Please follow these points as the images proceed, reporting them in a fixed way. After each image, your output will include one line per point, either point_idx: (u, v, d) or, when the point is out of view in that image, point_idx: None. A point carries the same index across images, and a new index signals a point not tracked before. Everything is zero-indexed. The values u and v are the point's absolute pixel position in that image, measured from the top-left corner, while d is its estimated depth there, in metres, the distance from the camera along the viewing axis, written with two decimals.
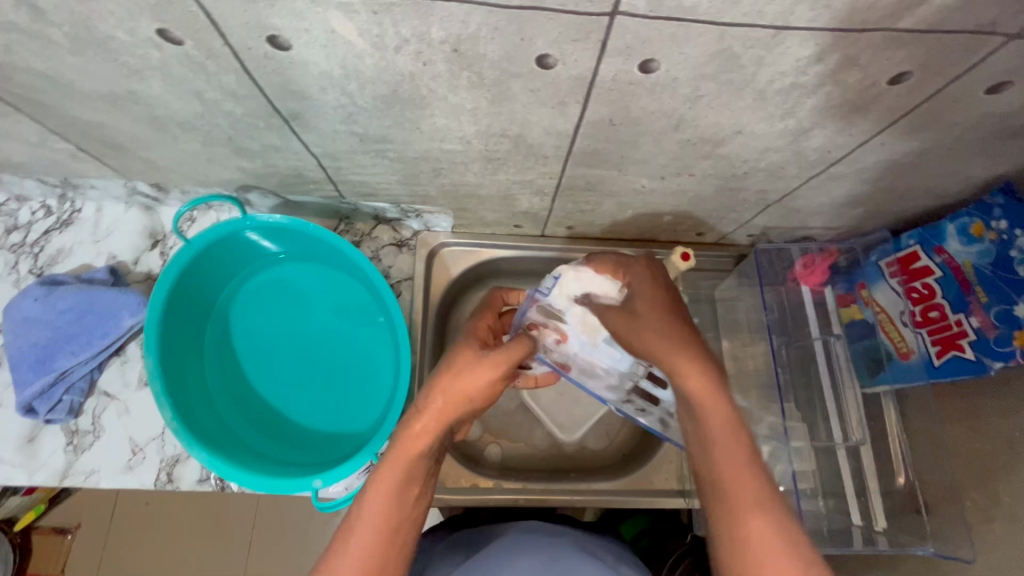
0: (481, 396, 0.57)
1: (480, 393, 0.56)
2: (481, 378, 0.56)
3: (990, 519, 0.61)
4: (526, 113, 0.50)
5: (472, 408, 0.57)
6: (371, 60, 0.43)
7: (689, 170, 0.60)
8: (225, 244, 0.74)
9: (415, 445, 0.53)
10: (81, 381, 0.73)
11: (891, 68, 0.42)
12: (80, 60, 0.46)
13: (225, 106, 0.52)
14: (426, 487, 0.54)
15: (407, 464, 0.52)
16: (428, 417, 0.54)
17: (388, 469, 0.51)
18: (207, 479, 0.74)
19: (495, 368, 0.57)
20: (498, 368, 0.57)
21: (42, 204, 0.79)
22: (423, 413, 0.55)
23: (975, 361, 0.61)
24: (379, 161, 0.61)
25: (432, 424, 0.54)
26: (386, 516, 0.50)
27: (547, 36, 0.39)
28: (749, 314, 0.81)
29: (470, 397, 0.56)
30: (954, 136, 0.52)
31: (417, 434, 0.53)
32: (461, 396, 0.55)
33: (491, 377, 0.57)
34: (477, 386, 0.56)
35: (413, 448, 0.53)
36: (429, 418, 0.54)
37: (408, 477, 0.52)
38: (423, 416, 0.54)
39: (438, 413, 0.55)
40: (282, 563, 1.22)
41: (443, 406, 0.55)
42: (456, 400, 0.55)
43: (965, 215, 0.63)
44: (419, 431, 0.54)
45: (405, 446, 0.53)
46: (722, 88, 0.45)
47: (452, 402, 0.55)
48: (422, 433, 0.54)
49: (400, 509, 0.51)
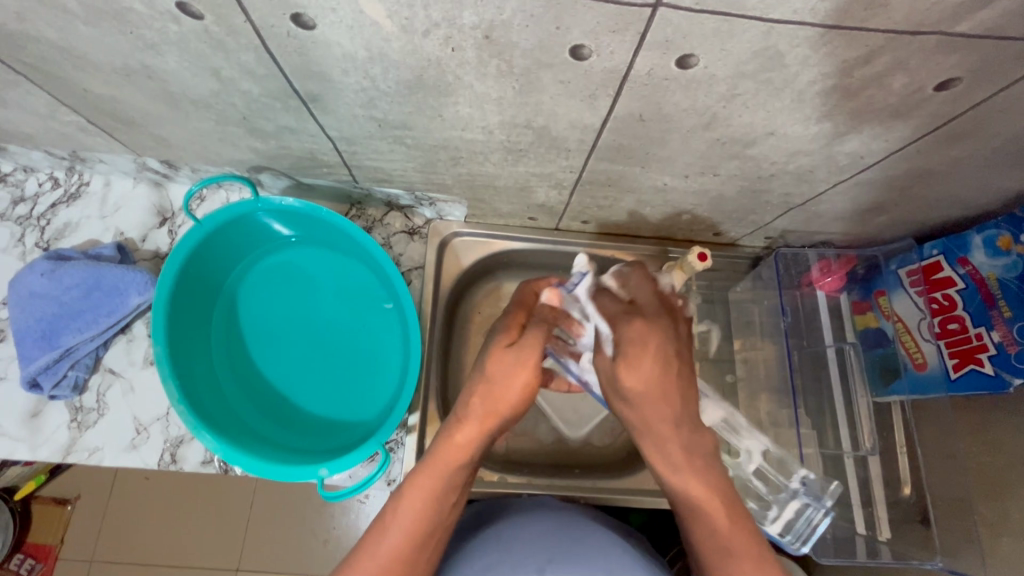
0: (521, 401, 0.56)
1: (520, 396, 0.55)
2: (519, 378, 0.55)
3: (999, 533, 0.60)
4: (553, 104, 0.48)
5: (512, 414, 0.56)
6: (398, 43, 0.41)
7: (714, 170, 0.59)
8: (236, 225, 0.72)
9: (451, 456, 0.54)
10: (87, 358, 0.73)
11: (940, 73, 0.41)
12: (94, 31, 0.45)
13: (242, 85, 0.50)
14: (460, 495, 0.55)
15: (444, 476, 0.53)
16: (468, 427, 0.54)
17: (426, 475, 0.53)
18: (211, 461, 0.73)
19: (531, 365, 0.55)
20: (529, 367, 0.55)
21: (49, 175, 0.78)
22: (463, 424, 0.54)
23: (993, 376, 0.60)
24: (397, 148, 0.60)
25: (472, 437, 0.54)
26: (417, 530, 0.51)
27: (584, 26, 0.38)
28: (762, 317, 0.80)
29: (512, 403, 0.55)
30: (993, 146, 0.50)
31: (456, 446, 0.54)
32: (500, 404, 0.55)
33: (525, 377, 0.55)
34: (515, 390, 0.55)
35: (450, 457, 0.54)
36: (470, 429, 0.54)
37: (443, 488, 0.53)
38: (462, 425, 0.54)
39: (478, 424, 0.54)
40: (282, 543, 1.22)
41: (483, 415, 0.54)
42: (499, 408, 0.55)
43: (993, 227, 0.62)
44: (459, 442, 0.54)
45: (444, 457, 0.53)
46: (760, 88, 0.43)
47: (491, 411, 0.54)
48: (461, 445, 0.54)
49: (432, 519, 0.52)
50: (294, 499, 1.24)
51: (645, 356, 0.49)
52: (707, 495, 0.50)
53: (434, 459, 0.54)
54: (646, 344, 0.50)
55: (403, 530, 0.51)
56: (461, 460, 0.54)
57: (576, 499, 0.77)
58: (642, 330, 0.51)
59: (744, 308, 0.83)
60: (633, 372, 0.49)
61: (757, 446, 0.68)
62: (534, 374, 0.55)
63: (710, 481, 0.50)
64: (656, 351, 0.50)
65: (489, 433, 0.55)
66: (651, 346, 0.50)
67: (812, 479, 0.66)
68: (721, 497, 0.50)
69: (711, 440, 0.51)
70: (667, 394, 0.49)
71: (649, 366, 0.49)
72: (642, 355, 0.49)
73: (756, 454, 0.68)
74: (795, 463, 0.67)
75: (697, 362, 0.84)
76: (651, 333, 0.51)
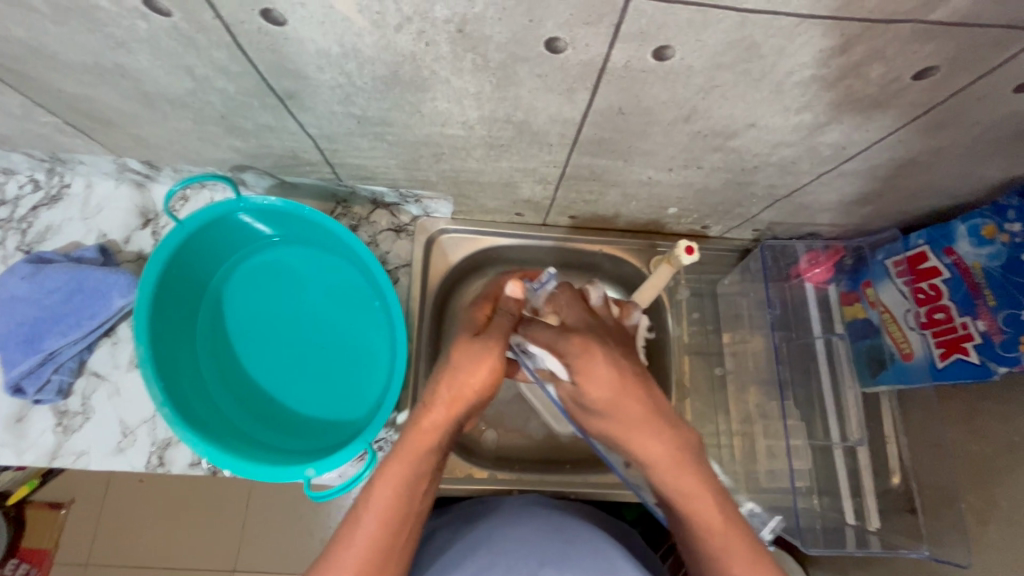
0: (487, 385, 0.55)
1: (485, 382, 0.55)
2: (485, 366, 0.54)
3: (985, 521, 0.60)
4: (532, 99, 0.48)
5: (477, 398, 0.56)
6: (371, 39, 0.41)
7: (698, 162, 0.58)
8: (217, 225, 0.72)
9: (418, 444, 0.53)
10: (70, 362, 0.72)
11: (918, 62, 0.41)
12: (62, 30, 0.44)
13: (217, 83, 0.49)
14: (431, 481, 0.55)
15: (412, 466, 0.53)
16: (434, 413, 0.54)
17: (394, 464, 0.53)
18: (199, 464, 0.72)
19: (495, 353, 0.55)
20: (493, 353, 0.55)
21: (29, 178, 0.77)
22: (430, 410, 0.54)
23: (979, 365, 0.60)
24: (378, 145, 0.59)
25: (438, 422, 0.54)
26: (389, 520, 0.51)
27: (558, 18, 0.37)
28: (751, 310, 0.79)
29: (477, 387, 0.55)
30: (974, 135, 0.50)
31: (424, 433, 0.54)
32: (464, 391, 0.54)
33: (490, 366, 0.54)
34: (480, 372, 0.54)
35: (416, 445, 0.53)
36: (437, 415, 0.54)
37: (413, 476, 0.53)
38: (429, 411, 0.54)
39: (444, 409, 0.54)
40: (280, 546, 1.22)
41: (449, 401, 0.54)
42: (464, 392, 0.54)
43: (978, 216, 0.61)
44: (426, 428, 0.54)
45: (412, 445, 0.53)
46: (739, 79, 0.43)
47: (457, 397, 0.54)
48: (429, 431, 0.54)
49: (404, 509, 0.52)
50: (288, 498, 1.24)
51: (596, 365, 0.49)
52: (679, 468, 0.51)
53: (403, 447, 0.54)
54: (591, 355, 0.50)
55: (377, 520, 0.51)
56: (427, 447, 0.54)
57: (567, 494, 0.78)
58: (585, 344, 0.51)
59: (733, 301, 0.82)
60: (591, 383, 0.50)
61: None
62: (497, 356, 0.55)
63: (681, 456, 0.51)
64: (605, 359, 0.50)
65: (456, 417, 0.55)
66: (598, 357, 0.50)
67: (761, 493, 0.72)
68: (692, 463, 0.51)
69: (687, 433, 0.51)
70: (632, 393, 0.50)
71: (613, 364, 0.50)
72: (589, 364, 0.50)
73: None
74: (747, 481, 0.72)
75: (687, 355, 0.84)
76: (594, 346, 0.50)
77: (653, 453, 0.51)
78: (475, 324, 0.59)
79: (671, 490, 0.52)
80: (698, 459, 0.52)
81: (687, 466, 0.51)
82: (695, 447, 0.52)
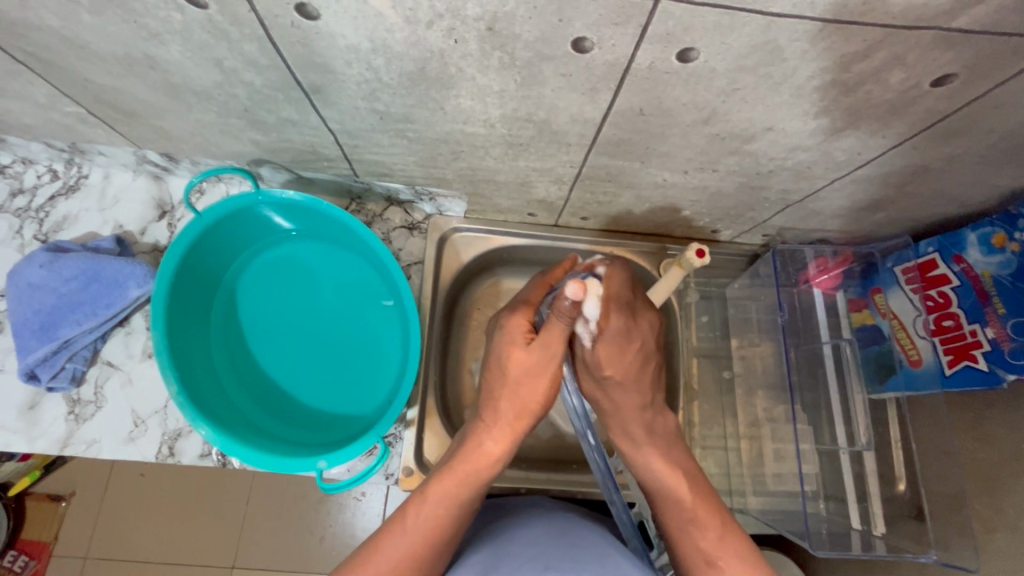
0: (545, 400, 0.62)
1: (543, 398, 0.62)
2: (542, 381, 0.61)
3: (993, 528, 0.60)
4: (554, 98, 0.48)
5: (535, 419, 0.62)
6: (401, 35, 0.42)
7: (713, 166, 0.59)
8: (236, 218, 0.72)
9: (479, 462, 0.59)
10: (84, 351, 0.72)
11: (937, 69, 0.41)
12: (98, 20, 0.45)
13: (245, 76, 0.50)
14: (478, 503, 0.61)
15: (467, 483, 0.59)
16: (497, 438, 0.61)
17: (452, 480, 0.58)
18: (209, 455, 0.73)
19: (553, 367, 0.60)
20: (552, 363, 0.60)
21: (48, 168, 0.78)
22: (495, 435, 0.61)
23: (988, 372, 0.61)
24: (398, 141, 0.60)
25: (501, 447, 0.60)
26: (434, 535, 0.56)
27: (587, 18, 0.38)
28: (760, 314, 0.80)
29: (539, 403, 0.62)
30: (989, 143, 0.51)
31: (486, 454, 0.60)
32: (528, 409, 0.61)
33: (547, 377, 0.61)
34: (541, 394, 0.61)
35: (475, 463, 0.59)
36: (501, 439, 0.60)
37: (467, 493, 0.59)
38: (492, 435, 0.61)
39: (505, 432, 0.61)
40: (280, 543, 1.22)
41: (512, 424, 0.61)
42: (527, 413, 0.61)
43: (988, 225, 0.62)
44: (489, 451, 0.60)
45: (474, 467, 0.59)
46: (760, 82, 0.44)
47: (519, 418, 0.61)
48: (491, 454, 0.60)
49: (451, 524, 0.57)
50: (290, 496, 1.24)
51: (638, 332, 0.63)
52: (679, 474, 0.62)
53: (463, 467, 0.59)
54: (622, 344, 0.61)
55: (425, 531, 0.56)
56: (486, 468, 0.60)
57: (574, 494, 0.78)
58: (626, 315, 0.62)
59: (742, 305, 0.83)
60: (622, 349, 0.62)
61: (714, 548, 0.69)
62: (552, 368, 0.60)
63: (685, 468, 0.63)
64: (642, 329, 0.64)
65: (515, 443, 0.62)
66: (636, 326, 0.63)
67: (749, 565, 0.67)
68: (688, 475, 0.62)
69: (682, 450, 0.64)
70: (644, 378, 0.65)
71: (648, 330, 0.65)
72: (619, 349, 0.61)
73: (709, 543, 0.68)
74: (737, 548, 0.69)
75: (695, 359, 0.85)
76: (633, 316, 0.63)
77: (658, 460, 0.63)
78: (519, 330, 0.60)
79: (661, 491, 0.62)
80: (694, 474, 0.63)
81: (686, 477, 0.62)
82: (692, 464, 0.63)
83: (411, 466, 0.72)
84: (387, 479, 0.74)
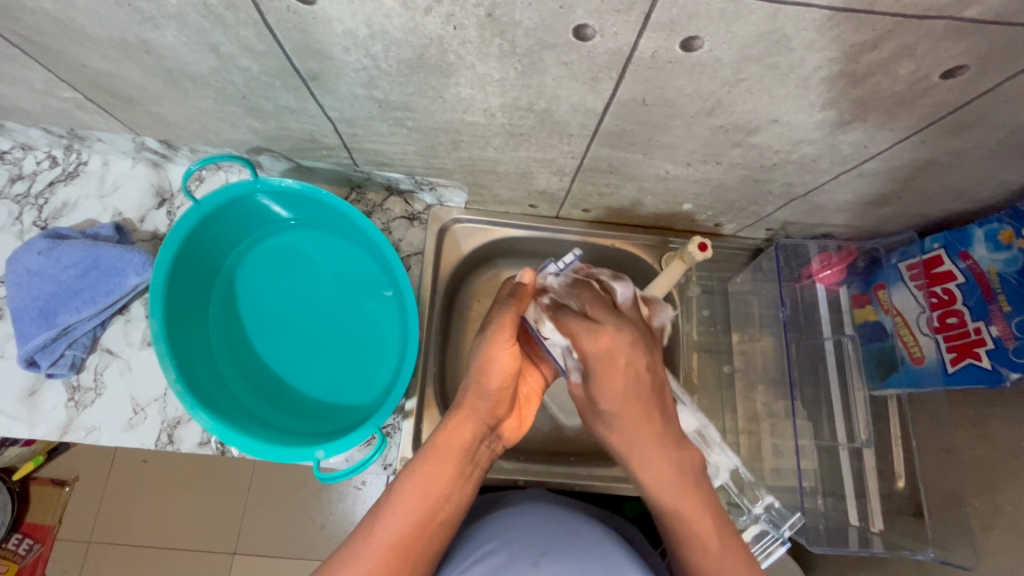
0: (507, 377, 0.60)
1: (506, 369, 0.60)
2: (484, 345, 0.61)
3: (990, 526, 0.60)
4: (556, 87, 0.48)
5: (498, 400, 0.61)
6: (399, 20, 0.41)
7: (716, 158, 0.58)
8: (234, 207, 0.72)
9: (447, 440, 0.60)
10: (84, 338, 0.72)
11: (947, 60, 0.40)
12: (92, 3, 0.44)
13: (241, 62, 0.49)
14: (462, 486, 0.59)
15: (438, 463, 0.58)
16: (458, 414, 0.61)
17: (425, 461, 0.59)
18: (208, 443, 0.73)
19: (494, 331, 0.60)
20: (492, 335, 0.60)
21: (47, 154, 0.77)
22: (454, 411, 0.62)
23: (991, 370, 0.60)
24: (398, 130, 0.59)
25: (459, 418, 0.61)
26: (411, 517, 0.55)
27: (588, 5, 0.37)
28: (761, 309, 0.80)
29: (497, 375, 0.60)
30: (996, 139, 0.50)
31: (449, 429, 0.60)
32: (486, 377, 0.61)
33: (494, 343, 0.60)
34: (502, 360, 0.60)
35: (444, 441, 0.60)
36: (459, 414, 0.61)
37: (439, 472, 0.58)
38: (454, 413, 0.61)
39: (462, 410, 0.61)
40: (281, 530, 1.23)
41: (470, 401, 0.61)
42: (483, 389, 0.61)
43: (996, 222, 0.61)
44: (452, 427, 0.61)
45: (441, 444, 0.60)
46: (765, 73, 0.43)
47: (477, 393, 0.61)
48: (452, 429, 0.60)
49: (428, 505, 0.57)
50: (290, 485, 1.25)
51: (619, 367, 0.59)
52: (678, 486, 0.57)
53: (431, 447, 0.60)
54: (614, 358, 0.59)
55: (399, 515, 0.55)
56: (451, 444, 0.60)
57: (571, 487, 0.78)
58: (608, 345, 0.59)
59: (743, 299, 0.83)
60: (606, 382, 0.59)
61: (726, 462, 0.70)
62: (501, 334, 0.60)
63: (686, 474, 0.58)
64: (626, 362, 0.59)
65: (476, 414, 0.61)
66: (620, 362, 0.59)
67: (776, 506, 0.70)
68: (693, 482, 0.58)
69: (691, 455, 0.59)
70: (641, 404, 0.59)
71: (636, 368, 0.59)
72: (612, 369, 0.59)
73: (723, 470, 0.70)
74: (760, 490, 0.71)
75: (696, 353, 0.85)
76: (618, 348, 0.59)
77: (656, 471, 0.58)
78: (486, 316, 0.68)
79: (659, 503, 0.58)
80: (697, 480, 0.58)
81: (690, 484, 0.58)
82: (698, 468, 0.59)
83: (408, 457, 0.73)
84: (385, 470, 0.74)
